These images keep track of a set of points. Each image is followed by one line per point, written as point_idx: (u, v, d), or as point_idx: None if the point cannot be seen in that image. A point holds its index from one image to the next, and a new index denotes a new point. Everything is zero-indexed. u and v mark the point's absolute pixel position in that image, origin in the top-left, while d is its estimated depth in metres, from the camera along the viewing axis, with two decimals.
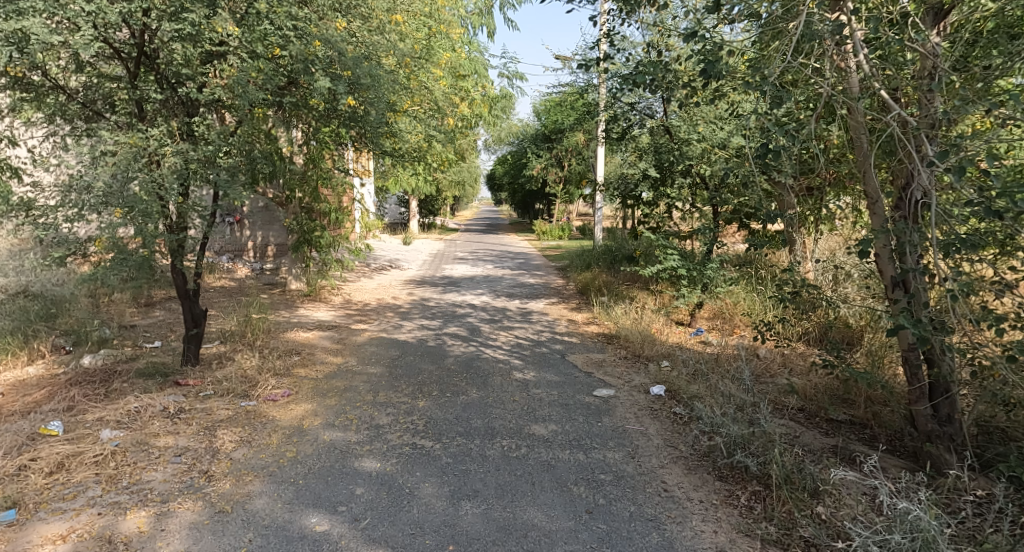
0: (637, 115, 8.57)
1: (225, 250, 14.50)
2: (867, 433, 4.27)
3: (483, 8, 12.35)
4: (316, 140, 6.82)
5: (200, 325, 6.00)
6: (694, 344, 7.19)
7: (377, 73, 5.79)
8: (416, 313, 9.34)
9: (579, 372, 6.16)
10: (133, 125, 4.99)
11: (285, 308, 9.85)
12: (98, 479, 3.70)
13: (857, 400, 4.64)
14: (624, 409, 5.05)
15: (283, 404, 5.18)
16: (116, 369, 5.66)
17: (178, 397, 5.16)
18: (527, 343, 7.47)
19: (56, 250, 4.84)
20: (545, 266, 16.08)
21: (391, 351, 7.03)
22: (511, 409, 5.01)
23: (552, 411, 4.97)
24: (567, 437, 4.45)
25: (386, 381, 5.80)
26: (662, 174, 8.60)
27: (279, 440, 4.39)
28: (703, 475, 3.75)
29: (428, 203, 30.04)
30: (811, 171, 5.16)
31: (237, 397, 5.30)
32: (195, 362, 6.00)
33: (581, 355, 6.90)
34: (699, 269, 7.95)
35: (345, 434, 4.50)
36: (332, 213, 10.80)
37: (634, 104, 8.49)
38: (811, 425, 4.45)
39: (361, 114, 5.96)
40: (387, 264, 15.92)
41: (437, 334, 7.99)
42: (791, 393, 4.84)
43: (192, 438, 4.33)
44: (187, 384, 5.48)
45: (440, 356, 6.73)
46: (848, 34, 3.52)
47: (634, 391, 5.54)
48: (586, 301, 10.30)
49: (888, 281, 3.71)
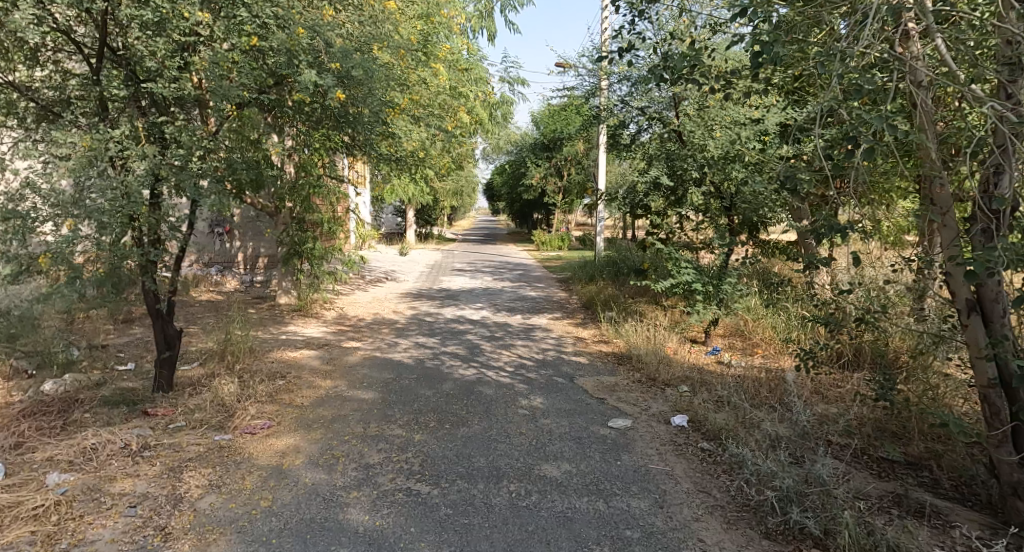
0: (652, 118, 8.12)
1: (215, 263, 13.95)
2: (926, 476, 3.76)
3: (483, 11, 11.91)
4: (306, 144, 6.32)
5: (174, 347, 5.44)
6: (713, 365, 6.67)
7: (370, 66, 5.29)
8: (413, 330, 8.80)
9: (591, 399, 5.63)
10: (93, 125, 4.44)
11: (273, 324, 9.28)
12: (33, 539, 3.15)
13: (908, 435, 4.14)
14: (645, 444, 4.53)
15: (262, 437, 4.62)
16: (77, 397, 5.09)
17: (145, 430, 4.59)
18: (533, 364, 6.92)
19: (6, 266, 4.30)
20: (547, 277, 15.58)
21: (385, 373, 6.49)
22: (519, 445, 4.47)
23: (564, 447, 4.44)
24: (584, 480, 3.90)
25: (379, 409, 5.26)
26: (674, 184, 8.02)
27: (254, 484, 3.81)
28: (747, 533, 3.24)
29: (425, 212, 29.54)
30: (849, 175, 4.62)
31: (211, 429, 4.74)
32: (168, 389, 5.44)
33: (591, 378, 6.36)
34: (715, 283, 7.64)
35: (329, 476, 3.94)
36: (325, 224, 10.28)
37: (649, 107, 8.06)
38: (860, 465, 3.93)
39: (353, 113, 5.47)
40: (382, 276, 15.37)
41: (435, 353, 7.46)
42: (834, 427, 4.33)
43: (153, 483, 3.75)
44: (155, 414, 4.92)
45: (438, 380, 6.19)
46: (908, 14, 3.04)
47: (654, 422, 5.00)
48: (593, 317, 9.77)
49: (960, 304, 3.16)
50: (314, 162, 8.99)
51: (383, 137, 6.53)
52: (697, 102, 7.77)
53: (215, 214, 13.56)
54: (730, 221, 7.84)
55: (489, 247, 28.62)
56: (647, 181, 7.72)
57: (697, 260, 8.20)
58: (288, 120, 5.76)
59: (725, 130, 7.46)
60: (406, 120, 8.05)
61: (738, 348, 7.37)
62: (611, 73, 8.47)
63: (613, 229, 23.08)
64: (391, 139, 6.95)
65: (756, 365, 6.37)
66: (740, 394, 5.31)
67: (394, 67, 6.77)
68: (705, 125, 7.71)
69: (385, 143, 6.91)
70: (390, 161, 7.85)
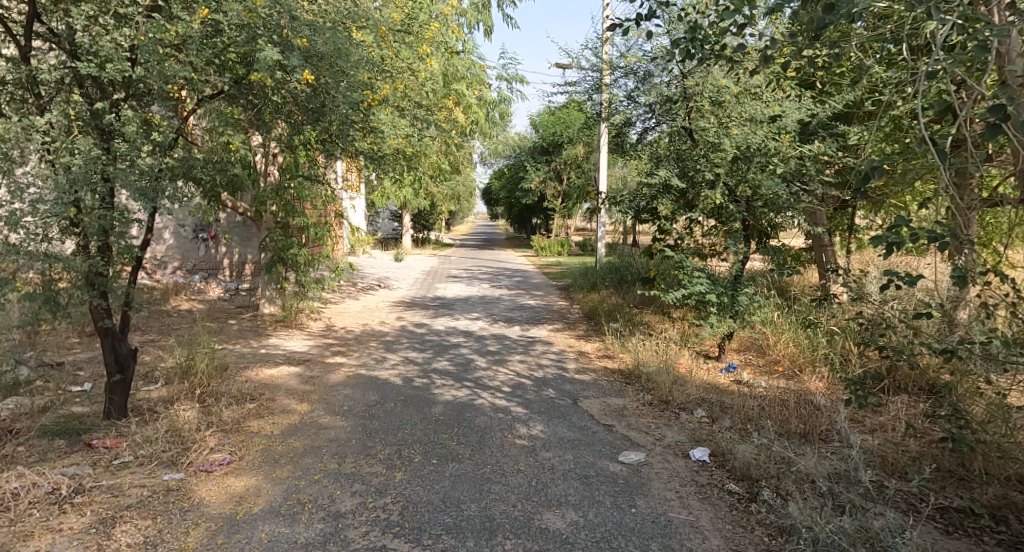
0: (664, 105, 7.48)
1: (200, 269, 13.42)
2: (1004, 532, 3.17)
3: (479, 6, 11.41)
4: (284, 141, 5.74)
5: (126, 370, 4.78)
6: (730, 385, 6.06)
7: (343, 43, 4.87)
8: (403, 343, 8.18)
9: (598, 426, 5.01)
10: (21, 114, 3.98)
11: (254, 337, 8.65)
12: None
13: (973, 477, 3.56)
14: (663, 485, 3.90)
15: (219, 476, 3.99)
16: (14, 427, 4.48)
17: (83, 467, 3.98)
18: (532, 383, 6.31)
19: None
20: (547, 284, 15.00)
21: (369, 395, 5.86)
22: (516, 486, 3.85)
23: (568, 489, 3.82)
24: (593, 534, 3.29)
25: (357, 441, 4.64)
26: (686, 187, 7.36)
27: (197, 542, 3.22)
28: None
29: (421, 217, 28.95)
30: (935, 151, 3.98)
31: (161, 465, 4.12)
32: (122, 416, 4.79)
33: (596, 400, 5.74)
34: (730, 294, 7.04)
35: (288, 529, 3.34)
36: (311, 228, 9.68)
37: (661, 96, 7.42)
38: (923, 518, 3.32)
39: (321, 94, 5.04)
40: (375, 284, 14.74)
41: (425, 370, 6.84)
42: (883, 470, 3.73)
43: (74, 542, 3.17)
44: (100, 447, 4.30)
45: (426, 403, 5.57)
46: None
47: (670, 456, 4.38)
48: (596, 329, 9.14)
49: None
50: (299, 162, 8.46)
51: (359, 126, 6.01)
52: (712, 99, 7.15)
53: (199, 220, 12.99)
54: (746, 226, 7.21)
55: (487, 253, 27.98)
56: (655, 181, 7.04)
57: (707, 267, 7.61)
58: (255, 113, 5.25)
59: (741, 126, 6.85)
60: (386, 114, 7.50)
61: (755, 364, 6.77)
62: (616, 68, 7.85)
63: (613, 233, 22.58)
64: (369, 131, 6.40)
65: (779, 386, 5.77)
66: (767, 423, 4.70)
67: (367, 48, 6.30)
68: (720, 121, 7.09)
69: (362, 134, 6.35)
70: (373, 159, 7.29)
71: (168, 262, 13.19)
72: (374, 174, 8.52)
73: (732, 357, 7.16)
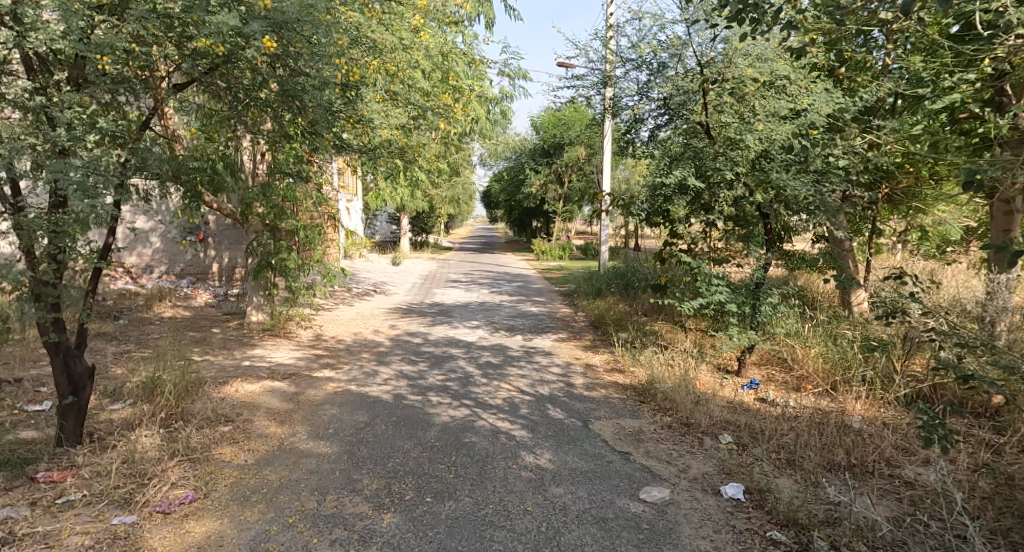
0: (681, 99, 6.96)
1: (187, 275, 12.88)
2: None
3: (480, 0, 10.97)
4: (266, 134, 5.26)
5: (80, 391, 4.20)
6: (755, 404, 5.52)
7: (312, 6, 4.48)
8: (398, 355, 7.64)
9: (613, 454, 4.46)
10: None
11: (239, 347, 8.10)
12: None
13: None
14: (694, 535, 3.35)
15: (178, 518, 3.44)
16: None
17: (20, 509, 3.43)
18: (537, 402, 5.76)
19: None
20: (548, 290, 14.50)
21: (357, 416, 5.31)
22: (523, 533, 3.33)
23: (584, 538, 3.28)
24: None
25: (342, 472, 4.09)
26: (704, 187, 6.83)
27: None
28: None
29: (419, 220, 28.52)
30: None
31: (112, 505, 3.56)
32: (76, 442, 4.21)
33: (609, 422, 5.19)
34: (752, 303, 6.50)
35: None
36: (302, 231, 9.16)
37: (678, 86, 6.89)
38: None
39: (295, 78, 4.96)
40: (371, 289, 14.19)
41: (421, 385, 6.29)
42: (955, 518, 3.20)
43: None
44: (44, 480, 3.74)
45: (421, 426, 5.02)
46: None
47: (699, 493, 3.83)
48: (604, 339, 8.59)
49: None
50: (290, 161, 7.96)
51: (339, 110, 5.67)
52: (734, 91, 6.63)
53: (186, 222, 12.52)
54: (768, 228, 6.69)
55: (487, 258, 27.44)
56: (672, 180, 6.47)
57: (725, 275, 7.07)
58: (222, 86, 5.03)
59: (765, 120, 6.34)
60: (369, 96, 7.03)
61: (780, 380, 6.23)
62: (626, 60, 7.30)
63: (615, 237, 22.12)
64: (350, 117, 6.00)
65: (811, 406, 5.22)
66: (807, 452, 4.15)
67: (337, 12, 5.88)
68: (741, 116, 6.57)
69: (344, 121, 5.97)
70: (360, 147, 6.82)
71: (154, 267, 12.71)
72: (366, 169, 8.01)
73: (753, 372, 6.61)
